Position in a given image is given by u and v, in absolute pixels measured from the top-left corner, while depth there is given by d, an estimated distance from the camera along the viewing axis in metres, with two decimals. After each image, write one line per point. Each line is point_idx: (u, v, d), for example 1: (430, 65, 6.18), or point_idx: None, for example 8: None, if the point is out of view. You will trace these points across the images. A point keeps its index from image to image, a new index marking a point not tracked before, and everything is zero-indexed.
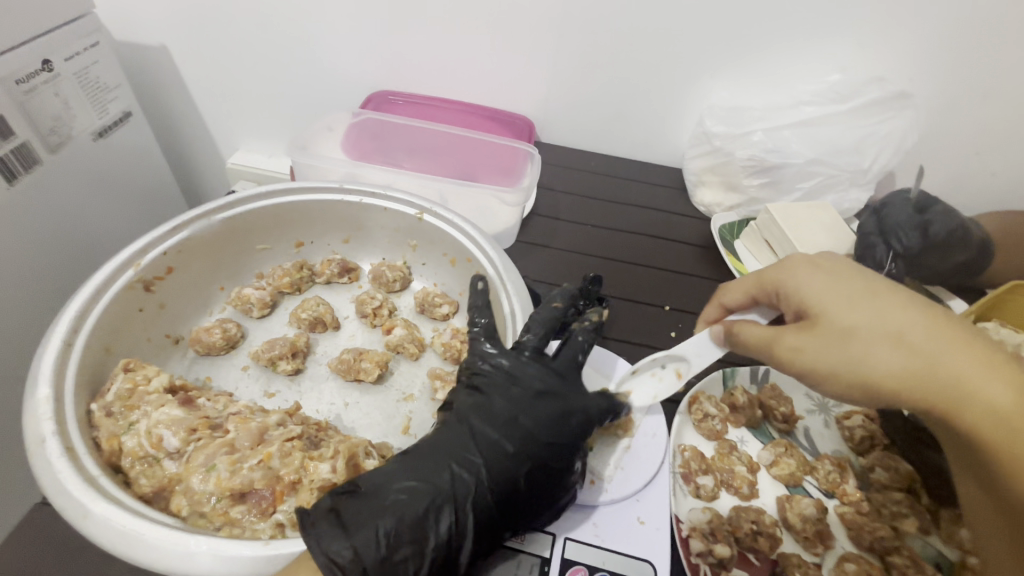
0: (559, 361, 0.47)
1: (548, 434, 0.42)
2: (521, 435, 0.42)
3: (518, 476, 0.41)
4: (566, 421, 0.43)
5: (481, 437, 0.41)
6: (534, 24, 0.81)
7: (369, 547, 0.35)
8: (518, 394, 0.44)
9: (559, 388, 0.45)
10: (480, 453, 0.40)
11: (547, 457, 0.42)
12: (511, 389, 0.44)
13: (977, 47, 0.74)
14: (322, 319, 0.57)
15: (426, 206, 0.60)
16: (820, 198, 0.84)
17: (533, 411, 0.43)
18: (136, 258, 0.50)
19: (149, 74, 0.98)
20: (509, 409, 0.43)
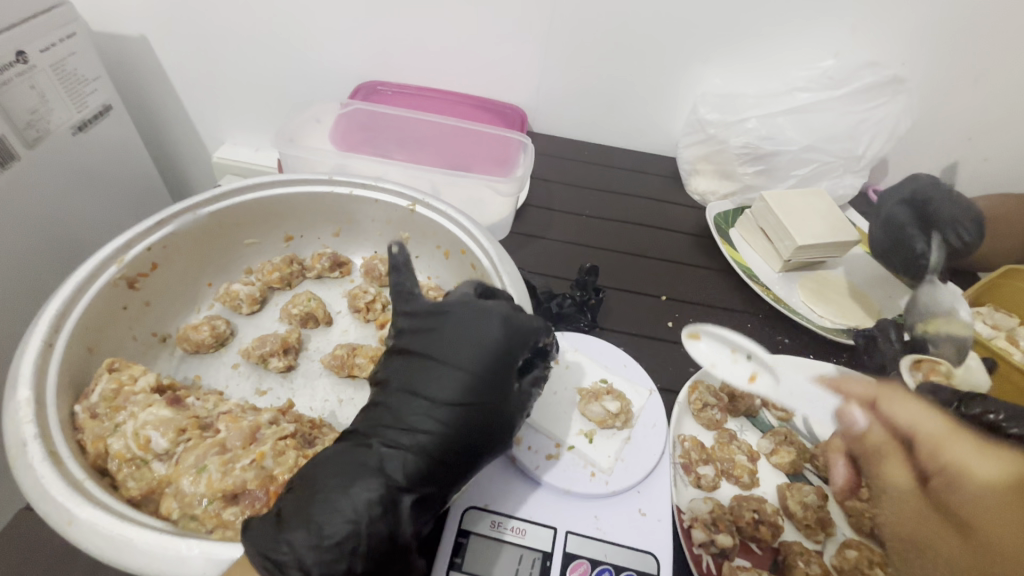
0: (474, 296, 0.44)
1: (470, 367, 0.39)
2: (448, 380, 0.39)
3: (455, 424, 0.39)
4: (486, 354, 0.40)
5: (409, 398, 0.39)
6: (525, 10, 0.79)
7: (318, 539, 0.33)
8: (439, 339, 0.41)
9: (472, 319, 0.41)
10: (410, 414, 0.39)
11: (478, 398, 0.39)
12: (431, 339, 0.41)
13: (970, 31, 0.74)
14: (314, 314, 0.56)
15: (419, 197, 0.59)
16: (814, 185, 0.83)
17: (451, 352, 0.40)
18: (118, 253, 0.48)
19: (129, 66, 0.95)
20: (431, 355, 0.41)
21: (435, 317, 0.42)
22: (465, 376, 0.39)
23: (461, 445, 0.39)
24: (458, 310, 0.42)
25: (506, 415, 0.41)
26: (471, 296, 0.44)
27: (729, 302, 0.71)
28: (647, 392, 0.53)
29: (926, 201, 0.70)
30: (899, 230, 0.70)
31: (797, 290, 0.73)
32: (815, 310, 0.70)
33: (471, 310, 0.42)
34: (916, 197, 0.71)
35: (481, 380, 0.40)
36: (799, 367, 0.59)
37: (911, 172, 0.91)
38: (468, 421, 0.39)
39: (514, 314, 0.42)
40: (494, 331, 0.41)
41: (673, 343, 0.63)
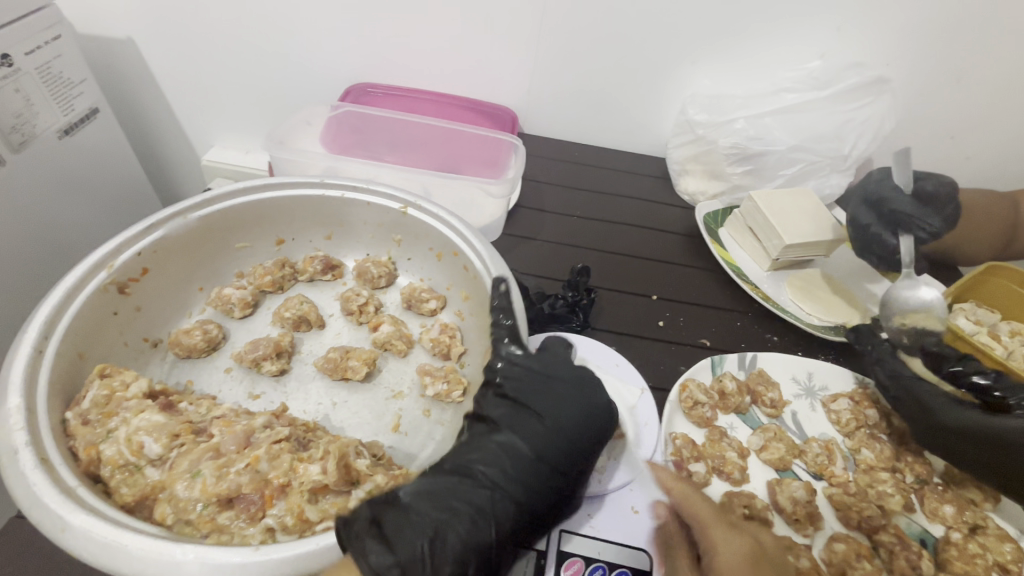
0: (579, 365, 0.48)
1: (575, 433, 0.43)
2: (554, 438, 0.42)
3: (550, 483, 0.41)
4: (591, 421, 0.44)
5: (513, 447, 0.41)
6: (515, 12, 0.79)
7: (415, 566, 0.34)
8: (549, 396, 0.44)
9: (581, 385, 0.46)
10: (512, 467, 0.40)
11: (576, 464, 0.42)
12: (539, 394, 0.44)
13: (951, 32, 0.76)
14: (307, 317, 0.56)
15: (410, 199, 0.59)
16: (801, 184, 0.85)
17: (563, 412, 0.43)
18: (109, 259, 0.48)
19: (116, 69, 0.94)
20: (541, 412, 0.43)
21: (546, 378, 0.46)
22: (570, 434, 0.43)
23: (550, 505, 0.41)
24: (568, 374, 0.46)
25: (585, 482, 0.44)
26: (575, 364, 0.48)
27: (719, 301, 0.71)
28: (638, 391, 0.54)
29: (882, 199, 0.71)
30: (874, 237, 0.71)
31: (785, 289, 0.73)
32: (803, 308, 0.71)
33: (581, 376, 0.47)
34: (876, 200, 0.72)
35: (581, 446, 0.43)
36: (788, 366, 0.62)
37: None
38: (562, 486, 0.41)
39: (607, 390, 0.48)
40: (599, 401, 0.45)
41: (664, 342, 0.64)
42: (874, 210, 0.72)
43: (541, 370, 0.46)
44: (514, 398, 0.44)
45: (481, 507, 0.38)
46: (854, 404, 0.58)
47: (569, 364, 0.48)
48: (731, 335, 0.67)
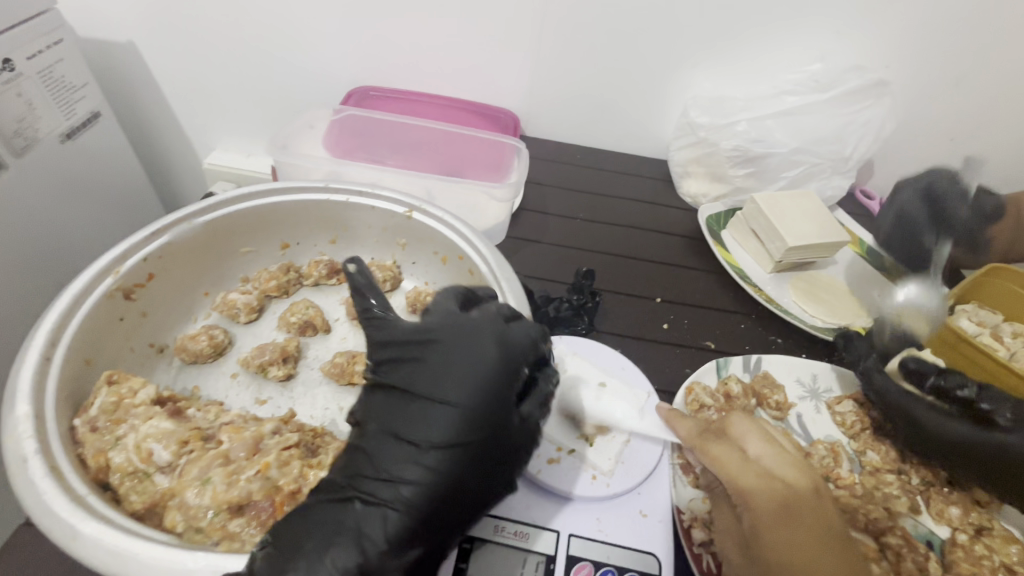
0: (456, 318, 0.41)
1: (460, 402, 0.37)
2: (434, 419, 0.37)
3: (446, 464, 0.36)
4: (473, 383, 0.38)
5: (391, 442, 0.37)
6: (516, 15, 0.80)
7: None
8: (422, 371, 0.39)
9: (459, 345, 0.39)
10: (392, 462, 0.36)
11: (469, 434, 0.37)
12: (414, 372, 0.39)
13: (950, 35, 0.76)
14: (313, 322, 0.56)
15: (415, 203, 0.59)
16: (803, 186, 0.85)
17: (436, 386, 0.38)
18: (115, 265, 0.48)
19: (117, 73, 0.94)
20: (416, 391, 0.38)
21: (417, 349, 0.40)
22: (448, 407, 0.37)
23: (455, 481, 0.36)
24: (443, 334, 0.40)
25: (499, 450, 0.38)
26: (455, 317, 0.41)
27: (723, 303, 0.72)
28: (644, 395, 0.54)
29: (941, 197, 0.74)
30: (914, 227, 0.74)
31: (788, 291, 0.74)
32: (807, 309, 0.71)
33: (458, 332, 0.40)
34: (934, 196, 0.75)
35: (469, 414, 0.37)
36: (792, 368, 0.62)
37: (897, 172, 0.93)
38: (462, 458, 0.37)
39: (505, 332, 0.41)
40: (479, 359, 0.39)
41: (669, 344, 0.64)
42: (927, 204, 0.75)
43: (412, 340, 0.41)
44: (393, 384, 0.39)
45: (363, 527, 0.34)
46: (860, 406, 0.59)
47: (444, 323, 0.41)
48: (735, 338, 0.67)
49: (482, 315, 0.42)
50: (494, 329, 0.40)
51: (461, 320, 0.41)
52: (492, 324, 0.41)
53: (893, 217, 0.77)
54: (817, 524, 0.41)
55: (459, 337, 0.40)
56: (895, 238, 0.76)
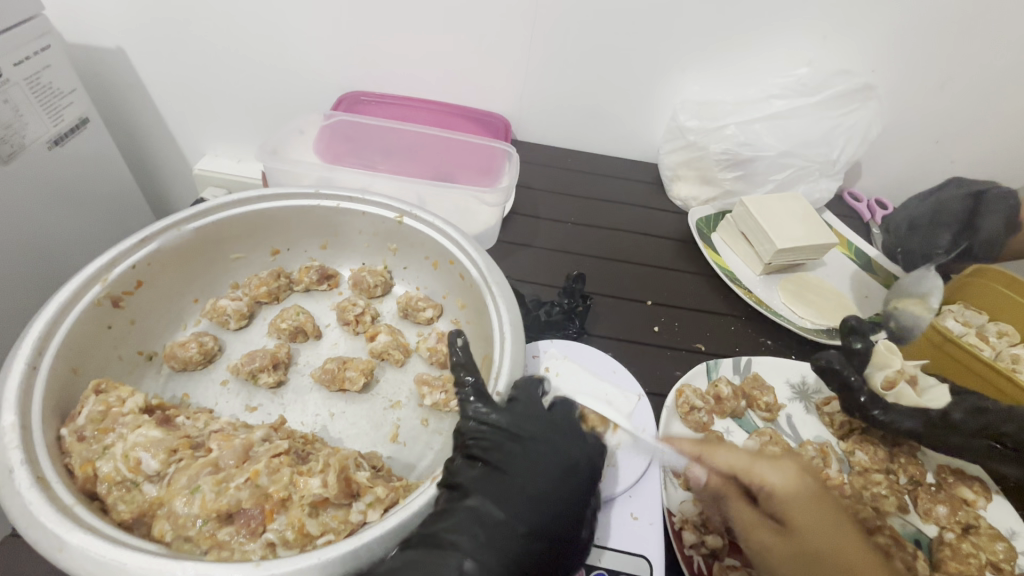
0: (550, 417, 0.45)
1: (557, 495, 0.40)
2: (533, 506, 0.39)
3: (534, 546, 0.38)
4: (565, 482, 0.41)
5: (493, 516, 0.38)
6: (506, 20, 0.80)
7: None
8: (520, 458, 0.41)
9: (558, 449, 0.43)
10: (495, 539, 0.37)
11: (557, 527, 0.39)
12: (513, 458, 0.41)
13: (933, 39, 0.77)
14: (304, 328, 0.56)
15: (405, 208, 0.59)
16: (792, 188, 0.86)
17: (539, 477, 0.41)
18: (103, 272, 0.48)
19: (104, 77, 0.94)
20: (513, 475, 0.40)
21: (521, 440, 0.42)
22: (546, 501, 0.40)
23: (542, 566, 0.38)
24: (544, 431, 0.43)
25: (575, 548, 0.40)
26: (547, 414, 0.45)
27: (714, 305, 0.72)
28: (635, 397, 0.53)
29: (988, 198, 0.73)
30: (939, 225, 0.74)
31: (777, 292, 0.75)
32: (796, 311, 0.72)
33: (556, 431, 0.44)
34: (980, 196, 0.74)
35: (560, 508, 0.40)
36: (781, 370, 0.62)
37: (882, 175, 0.94)
38: (551, 546, 0.39)
39: (591, 445, 0.45)
40: (573, 463, 0.42)
41: (660, 347, 0.65)
42: (969, 205, 0.74)
43: (516, 430, 0.42)
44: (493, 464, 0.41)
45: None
46: (848, 405, 0.59)
47: (545, 419, 0.44)
48: (725, 340, 0.68)
49: (564, 421, 0.45)
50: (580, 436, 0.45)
51: (557, 421, 0.45)
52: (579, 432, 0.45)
53: (930, 206, 0.76)
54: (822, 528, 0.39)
55: (556, 437, 0.43)
56: (918, 225, 0.76)
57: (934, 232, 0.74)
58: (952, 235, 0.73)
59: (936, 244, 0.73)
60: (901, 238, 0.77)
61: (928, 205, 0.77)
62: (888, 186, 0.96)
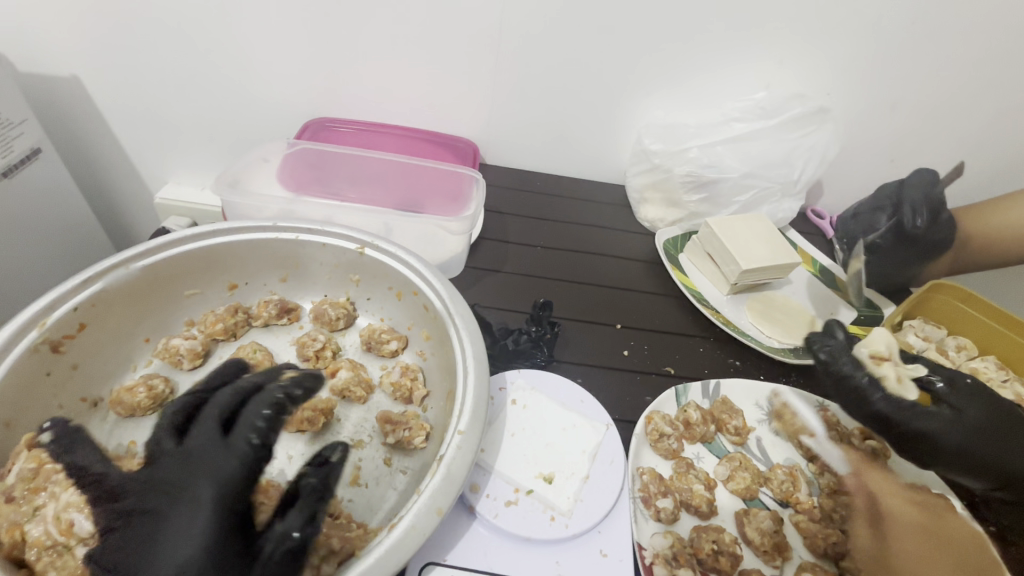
0: (167, 451, 0.38)
1: (220, 491, 0.35)
2: (189, 562, 0.33)
3: None
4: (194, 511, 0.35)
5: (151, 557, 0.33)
6: (469, 48, 0.81)
7: None
8: (184, 476, 0.36)
9: (199, 449, 0.37)
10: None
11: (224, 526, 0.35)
12: (176, 509, 0.35)
13: (879, 65, 0.80)
14: (261, 366, 0.54)
15: (367, 239, 0.58)
16: (756, 209, 0.87)
17: (195, 488, 0.36)
18: (40, 317, 0.45)
19: (58, 107, 0.91)
20: (178, 497, 0.35)
21: (169, 499, 0.36)
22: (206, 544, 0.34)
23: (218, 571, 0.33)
24: (206, 464, 0.36)
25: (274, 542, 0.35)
26: (218, 414, 0.40)
27: (683, 327, 0.72)
28: (603, 427, 0.53)
29: (906, 188, 0.78)
30: (879, 207, 0.81)
31: (745, 312, 0.75)
32: (763, 331, 0.73)
33: (216, 457, 0.37)
34: (903, 184, 0.79)
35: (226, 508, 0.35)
36: (750, 392, 0.62)
37: (843, 193, 0.97)
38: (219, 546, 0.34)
39: (221, 431, 0.38)
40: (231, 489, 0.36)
41: (629, 372, 0.64)
42: (897, 189, 0.80)
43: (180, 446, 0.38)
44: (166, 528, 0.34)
45: None
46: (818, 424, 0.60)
47: (212, 422, 0.39)
48: (694, 362, 0.68)
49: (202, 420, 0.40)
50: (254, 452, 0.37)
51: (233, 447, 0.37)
52: (245, 452, 0.37)
53: (869, 199, 0.84)
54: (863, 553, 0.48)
55: (217, 467, 0.36)
56: (862, 212, 0.84)
57: (874, 216, 0.81)
58: (883, 215, 0.79)
59: (874, 224, 0.80)
60: (851, 224, 0.85)
61: (868, 199, 0.85)
62: (849, 204, 0.99)
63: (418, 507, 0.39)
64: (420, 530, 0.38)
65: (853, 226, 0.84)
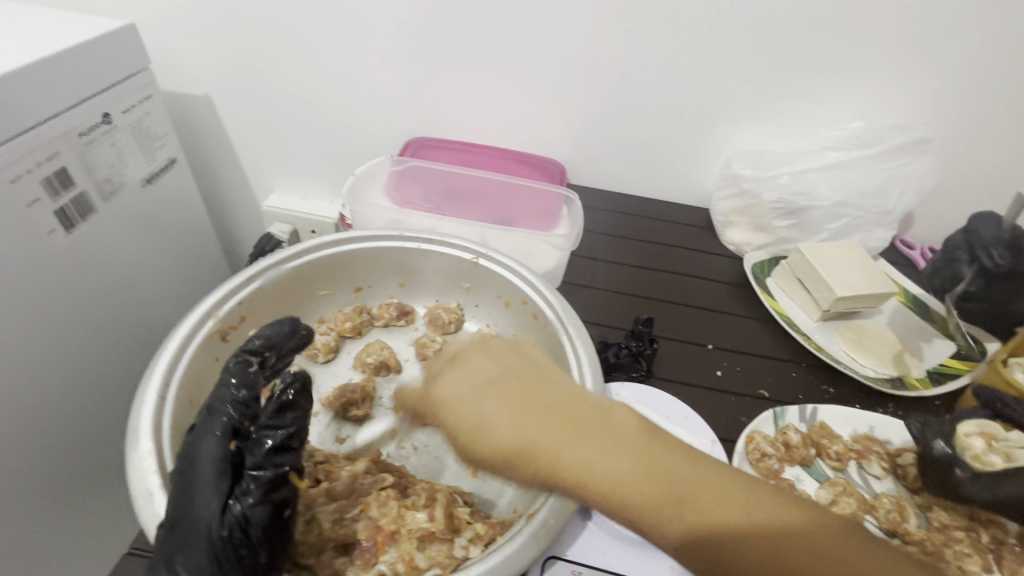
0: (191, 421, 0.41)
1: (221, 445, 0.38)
2: (207, 497, 0.36)
3: (222, 527, 0.35)
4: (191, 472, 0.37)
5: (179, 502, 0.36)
6: (566, 75, 0.86)
7: None
8: (193, 439, 0.39)
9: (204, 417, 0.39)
10: (181, 513, 0.36)
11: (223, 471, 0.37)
12: (186, 463, 0.38)
13: (982, 96, 0.80)
14: (387, 362, 0.59)
15: (481, 250, 0.63)
16: (847, 237, 0.87)
17: (194, 445, 0.38)
18: (215, 308, 0.52)
19: (190, 123, 1.03)
20: (188, 456, 0.38)
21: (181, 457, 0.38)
22: (210, 490, 0.36)
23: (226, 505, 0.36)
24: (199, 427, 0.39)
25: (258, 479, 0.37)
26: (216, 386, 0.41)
27: (774, 351, 0.73)
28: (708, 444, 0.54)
29: (974, 232, 0.76)
30: (954, 256, 0.78)
31: (836, 340, 0.75)
32: (857, 359, 0.72)
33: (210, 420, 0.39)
34: (970, 227, 0.77)
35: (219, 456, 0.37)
36: (848, 419, 0.63)
37: (937, 224, 0.95)
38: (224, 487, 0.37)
39: (216, 398, 0.40)
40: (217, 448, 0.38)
41: (723, 391, 0.66)
42: (964, 235, 0.77)
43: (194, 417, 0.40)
44: (172, 494, 0.37)
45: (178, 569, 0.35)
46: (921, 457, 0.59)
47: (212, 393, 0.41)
48: (788, 386, 0.68)
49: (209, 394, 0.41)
50: (235, 409, 0.39)
51: (212, 412, 0.39)
52: (222, 410, 0.39)
53: (940, 249, 0.82)
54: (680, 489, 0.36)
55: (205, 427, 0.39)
56: (938, 265, 0.81)
57: (953, 267, 0.78)
58: (960, 266, 0.77)
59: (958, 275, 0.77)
60: (935, 277, 0.81)
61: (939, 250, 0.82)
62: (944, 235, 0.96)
63: (554, 500, 0.42)
64: (556, 521, 0.42)
65: (936, 279, 0.81)
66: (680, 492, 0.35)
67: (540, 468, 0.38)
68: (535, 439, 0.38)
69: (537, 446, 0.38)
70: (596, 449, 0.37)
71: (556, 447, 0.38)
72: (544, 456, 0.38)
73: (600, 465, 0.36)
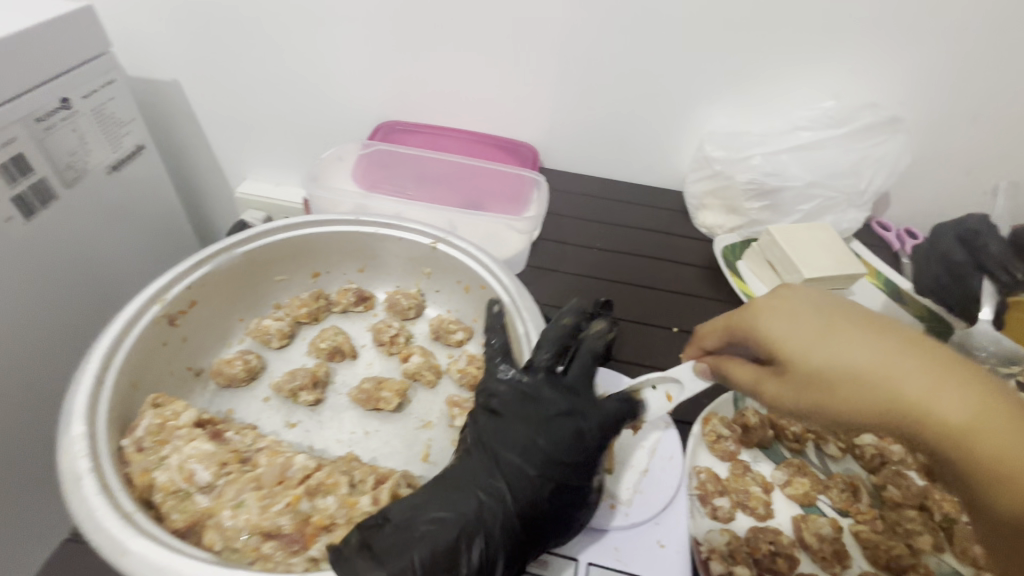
0: (533, 396, 0.45)
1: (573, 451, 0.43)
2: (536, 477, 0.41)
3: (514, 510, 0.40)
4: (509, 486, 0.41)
5: (497, 465, 0.41)
6: (537, 54, 0.84)
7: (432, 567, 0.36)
8: (517, 419, 0.44)
9: (573, 411, 0.44)
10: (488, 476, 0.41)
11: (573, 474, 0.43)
12: (514, 436, 0.43)
13: (957, 74, 0.78)
14: (341, 348, 0.59)
15: (440, 235, 0.62)
16: (819, 219, 0.86)
17: (558, 435, 0.43)
18: (160, 293, 0.51)
19: (159, 108, 1.01)
20: (537, 434, 0.43)
21: (528, 426, 0.43)
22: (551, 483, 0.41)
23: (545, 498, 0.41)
24: (549, 407, 0.44)
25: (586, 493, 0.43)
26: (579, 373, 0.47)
27: None
28: (662, 425, 0.54)
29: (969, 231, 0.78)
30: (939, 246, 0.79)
31: None
32: None
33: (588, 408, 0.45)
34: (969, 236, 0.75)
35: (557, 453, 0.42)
36: None
37: (912, 206, 0.94)
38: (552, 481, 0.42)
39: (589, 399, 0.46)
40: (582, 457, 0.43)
41: None
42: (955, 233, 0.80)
43: (519, 386, 0.46)
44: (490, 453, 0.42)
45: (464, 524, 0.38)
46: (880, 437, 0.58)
47: (557, 379, 0.46)
48: None
49: (547, 381, 0.46)
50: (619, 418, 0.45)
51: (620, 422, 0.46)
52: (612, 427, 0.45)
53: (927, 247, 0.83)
54: (981, 439, 0.36)
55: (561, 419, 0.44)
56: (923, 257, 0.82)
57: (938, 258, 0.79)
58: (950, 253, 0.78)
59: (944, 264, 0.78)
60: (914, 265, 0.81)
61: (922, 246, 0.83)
62: (920, 218, 0.96)
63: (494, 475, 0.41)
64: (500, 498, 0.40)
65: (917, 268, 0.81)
66: (971, 442, 0.36)
67: (874, 387, 0.39)
68: (884, 363, 0.39)
69: (830, 359, 0.41)
70: (971, 387, 0.37)
71: (902, 372, 0.39)
72: (862, 365, 0.40)
73: (893, 388, 0.39)
